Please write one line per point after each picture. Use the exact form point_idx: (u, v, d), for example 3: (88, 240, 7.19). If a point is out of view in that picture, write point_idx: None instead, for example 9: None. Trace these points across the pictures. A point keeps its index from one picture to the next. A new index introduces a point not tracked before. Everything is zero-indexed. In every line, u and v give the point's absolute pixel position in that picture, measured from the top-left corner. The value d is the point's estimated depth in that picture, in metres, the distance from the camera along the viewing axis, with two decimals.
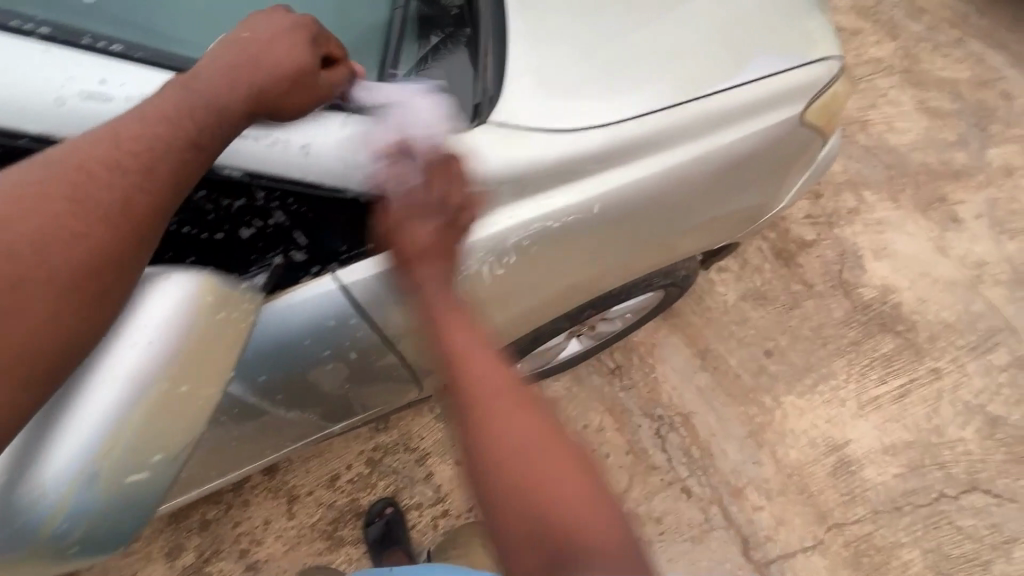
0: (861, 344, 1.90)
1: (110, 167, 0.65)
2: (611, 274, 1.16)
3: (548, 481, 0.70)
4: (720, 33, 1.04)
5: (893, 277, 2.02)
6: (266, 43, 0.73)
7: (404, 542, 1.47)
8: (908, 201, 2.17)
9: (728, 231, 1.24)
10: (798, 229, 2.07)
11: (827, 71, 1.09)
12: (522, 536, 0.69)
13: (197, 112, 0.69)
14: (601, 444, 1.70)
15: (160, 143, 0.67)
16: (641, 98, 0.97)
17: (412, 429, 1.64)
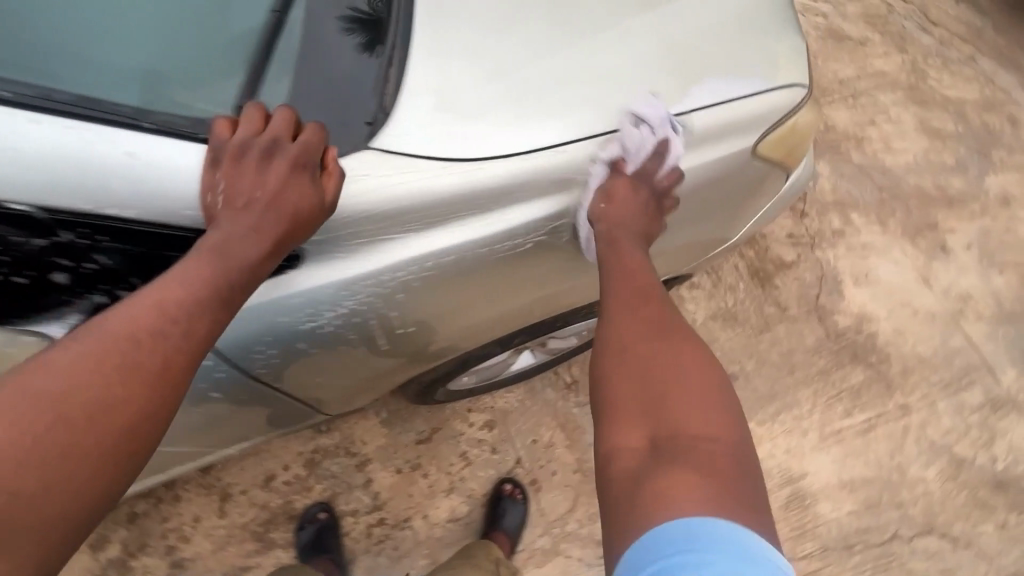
0: (831, 374, 1.83)
1: (151, 336, 0.69)
2: (547, 302, 1.13)
3: (670, 372, 0.81)
4: (667, 55, 0.97)
5: (871, 306, 1.94)
6: (279, 196, 0.78)
7: (334, 550, 1.45)
8: (897, 226, 2.08)
9: (680, 263, 1.20)
10: (778, 249, 1.99)
11: (786, 97, 1.03)
12: (631, 404, 0.80)
13: (234, 274, 0.75)
14: (548, 462, 1.63)
15: (195, 310, 0.73)
16: (574, 125, 0.91)
17: (354, 433, 1.59)
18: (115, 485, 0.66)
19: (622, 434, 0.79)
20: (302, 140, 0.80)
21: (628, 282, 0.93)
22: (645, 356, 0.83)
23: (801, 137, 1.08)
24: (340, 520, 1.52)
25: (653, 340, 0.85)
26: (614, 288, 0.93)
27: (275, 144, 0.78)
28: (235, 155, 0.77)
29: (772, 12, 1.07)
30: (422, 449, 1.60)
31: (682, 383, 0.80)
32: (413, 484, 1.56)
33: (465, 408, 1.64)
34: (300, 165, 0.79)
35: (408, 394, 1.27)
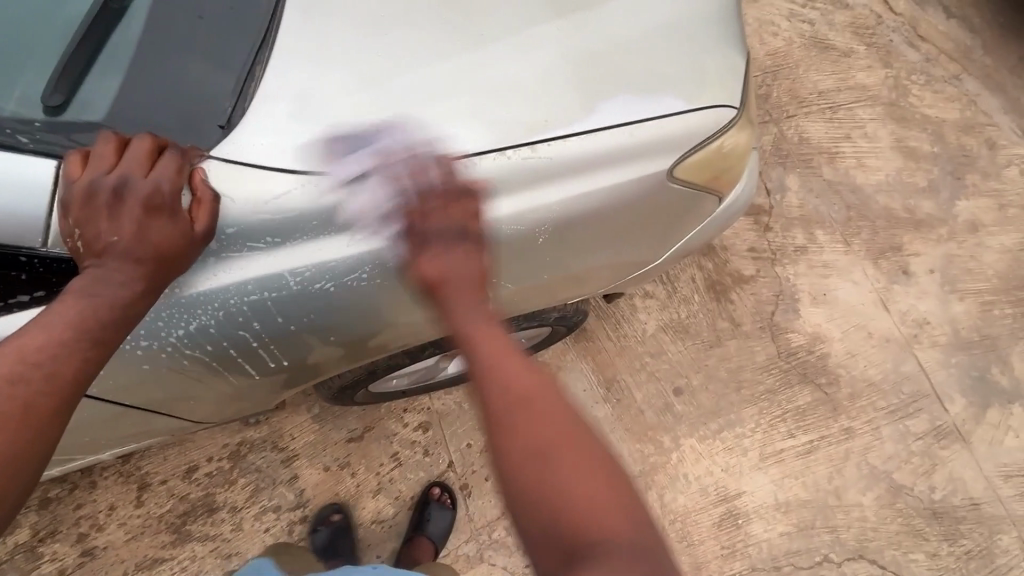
0: (778, 394, 1.81)
1: (8, 381, 0.71)
2: (467, 317, 1.10)
3: (562, 476, 0.70)
4: (559, 71, 0.95)
5: (826, 326, 1.92)
6: (138, 236, 0.77)
7: (346, 556, 1.46)
8: (861, 246, 2.04)
9: (606, 282, 1.18)
10: (738, 263, 1.95)
11: (695, 116, 1.00)
12: (543, 538, 0.69)
13: (102, 313, 0.77)
14: (481, 467, 1.60)
15: (64, 349, 0.74)
16: (451, 140, 0.90)
17: (283, 427, 1.55)
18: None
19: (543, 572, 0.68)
20: (156, 175, 0.78)
21: (505, 382, 0.76)
22: (533, 462, 0.71)
23: (724, 161, 1.05)
24: (261, 516, 1.48)
25: (540, 442, 0.72)
26: (492, 382, 0.77)
27: (122, 179, 0.76)
28: (85, 199, 0.76)
29: (698, 32, 1.04)
30: (352, 447, 1.56)
31: (580, 492, 0.69)
32: (340, 483, 1.54)
33: (399, 406, 1.61)
34: (152, 203, 0.77)
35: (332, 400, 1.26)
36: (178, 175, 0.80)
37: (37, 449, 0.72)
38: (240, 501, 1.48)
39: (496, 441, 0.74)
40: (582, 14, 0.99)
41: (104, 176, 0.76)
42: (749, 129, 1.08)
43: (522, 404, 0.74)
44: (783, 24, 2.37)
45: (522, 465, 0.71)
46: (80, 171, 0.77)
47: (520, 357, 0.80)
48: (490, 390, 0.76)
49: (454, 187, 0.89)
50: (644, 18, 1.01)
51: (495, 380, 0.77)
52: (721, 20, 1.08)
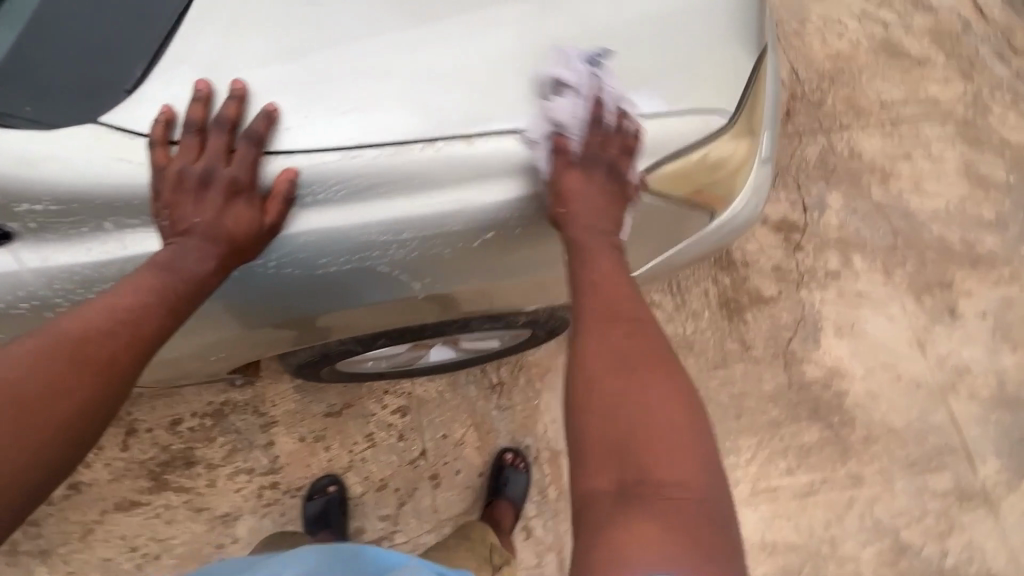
0: (782, 427, 1.68)
1: (104, 332, 0.72)
2: (390, 321, 0.95)
3: (633, 399, 0.71)
4: (513, 56, 0.79)
5: (848, 361, 1.76)
6: (214, 225, 0.76)
7: (336, 527, 1.47)
8: (903, 278, 1.85)
9: (562, 296, 1.01)
10: (759, 282, 1.81)
11: (672, 123, 0.81)
12: (603, 440, 0.69)
13: (179, 286, 0.77)
14: (453, 459, 1.58)
15: (145, 312, 0.75)
16: (369, 126, 0.76)
17: (266, 393, 1.57)
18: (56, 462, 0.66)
19: (590, 471, 0.68)
20: (234, 167, 0.75)
21: (607, 292, 0.79)
22: (619, 383, 0.72)
23: (709, 174, 0.85)
24: (234, 476, 1.51)
25: (623, 364, 0.74)
26: (592, 294, 0.80)
27: (209, 162, 0.75)
28: (176, 181, 0.75)
29: (713, 24, 0.85)
30: (329, 422, 1.57)
31: (652, 417, 0.69)
32: (313, 456, 1.55)
33: (379, 387, 1.60)
34: (236, 190, 0.75)
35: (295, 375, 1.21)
36: (253, 165, 0.76)
37: (113, 399, 0.72)
38: (217, 459, 1.52)
39: (584, 345, 0.76)
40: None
41: (189, 164, 0.75)
42: (749, 141, 0.87)
43: (618, 328, 0.77)
44: (852, 24, 2.13)
45: (611, 381, 0.72)
46: (165, 155, 0.75)
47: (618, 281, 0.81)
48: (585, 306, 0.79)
49: (374, 175, 0.76)
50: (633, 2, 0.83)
51: (594, 293, 0.80)
52: (735, 13, 0.88)
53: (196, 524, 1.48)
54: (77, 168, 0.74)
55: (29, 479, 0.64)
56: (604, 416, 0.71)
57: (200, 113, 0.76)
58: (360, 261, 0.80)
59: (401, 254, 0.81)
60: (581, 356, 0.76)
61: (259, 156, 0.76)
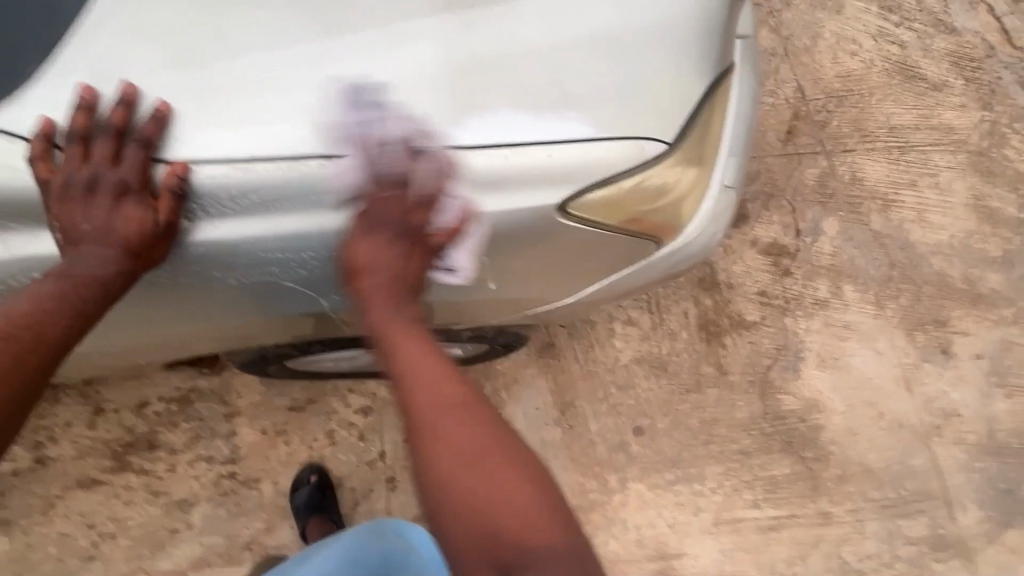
0: (752, 458, 1.63)
1: (5, 340, 0.75)
2: (322, 328, 0.94)
3: (475, 473, 0.71)
4: (429, 73, 0.75)
5: (828, 395, 1.69)
6: (108, 230, 0.75)
7: (330, 513, 1.50)
8: (896, 312, 1.77)
9: (500, 314, 0.99)
10: (741, 306, 1.75)
11: (600, 148, 0.77)
12: (464, 534, 0.70)
13: (80, 293, 0.76)
14: (412, 464, 1.57)
15: (46, 317, 0.76)
16: (269, 136, 0.73)
17: (232, 383, 1.58)
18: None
19: (466, 568, 0.70)
20: (122, 170, 0.73)
21: (426, 391, 0.76)
22: (458, 478, 0.71)
23: (648, 202, 0.82)
24: (194, 463, 1.53)
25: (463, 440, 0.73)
26: (416, 396, 0.76)
27: (95, 168, 0.73)
28: (63, 192, 0.73)
29: (658, 47, 0.80)
30: (292, 416, 1.57)
31: (505, 494, 0.71)
32: (273, 449, 1.56)
33: (344, 386, 1.59)
34: (127, 192, 0.73)
35: (243, 367, 1.19)
36: (143, 168, 0.73)
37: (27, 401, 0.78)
38: (180, 444, 1.54)
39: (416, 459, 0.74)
40: (485, 7, 0.78)
41: (77, 173, 0.73)
42: (696, 169, 0.84)
43: (448, 413, 0.75)
44: (867, 42, 2.03)
45: (448, 482, 0.72)
46: (48, 168, 0.72)
47: (435, 366, 0.79)
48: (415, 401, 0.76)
49: (269, 191, 0.73)
50: (565, 20, 0.78)
51: (418, 392, 0.76)
52: (685, 34, 0.82)
53: (153, 507, 1.50)
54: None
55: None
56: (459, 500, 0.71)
57: (78, 120, 0.72)
58: (265, 275, 0.79)
59: (303, 270, 0.79)
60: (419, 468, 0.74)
61: (148, 156, 0.73)
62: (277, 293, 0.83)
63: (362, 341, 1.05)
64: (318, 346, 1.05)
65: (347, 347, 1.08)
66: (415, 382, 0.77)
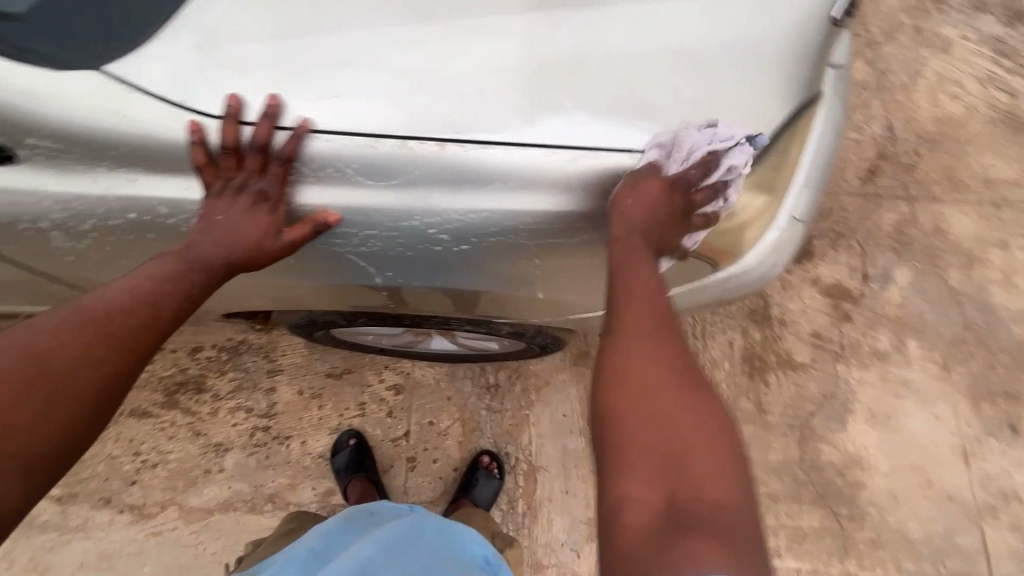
0: (779, 503, 1.56)
1: (127, 312, 0.73)
2: (367, 303, 0.98)
3: (678, 416, 0.66)
4: (509, 67, 0.76)
5: (873, 452, 1.60)
6: (232, 228, 0.79)
7: (368, 471, 1.53)
8: (962, 377, 1.65)
9: (540, 314, 0.99)
10: (792, 345, 1.67)
11: (668, 163, 0.76)
12: (641, 452, 0.64)
13: (200, 274, 0.80)
14: (433, 448, 1.61)
15: (163, 296, 0.77)
16: (350, 112, 0.75)
17: (279, 342, 1.66)
18: (77, 430, 0.67)
19: (629, 485, 0.63)
20: (264, 183, 0.77)
21: (652, 310, 0.72)
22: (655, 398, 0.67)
23: (709, 224, 0.80)
24: (234, 411, 1.62)
25: (671, 380, 0.69)
26: (634, 315, 0.72)
27: (239, 175, 0.77)
28: (214, 192, 0.78)
29: (745, 68, 0.78)
30: (328, 382, 1.64)
31: (694, 438, 0.65)
32: (307, 410, 1.63)
33: (381, 362, 1.65)
34: (264, 202, 0.78)
35: (292, 329, 1.25)
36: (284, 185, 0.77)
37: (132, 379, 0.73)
38: (224, 391, 1.63)
39: (622, 361, 0.70)
40: (574, 9, 0.78)
41: (230, 180, 0.77)
42: (766, 197, 0.82)
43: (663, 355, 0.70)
44: (972, 86, 1.90)
45: (641, 396, 0.67)
46: (212, 174, 0.77)
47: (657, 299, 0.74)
48: (626, 316, 0.72)
49: (345, 165, 0.76)
50: (652, 31, 0.78)
51: (641, 309, 0.72)
52: (775, 58, 0.80)
53: (192, 446, 1.60)
54: (75, 109, 0.74)
55: (50, 442, 0.65)
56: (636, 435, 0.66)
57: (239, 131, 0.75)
58: (325, 242, 0.82)
59: (363, 247, 0.82)
60: (618, 371, 0.69)
61: (289, 174, 0.77)
62: (333, 264, 0.86)
63: (403, 320, 1.08)
64: (362, 318, 1.09)
65: (389, 325, 1.12)
66: (636, 297, 0.73)
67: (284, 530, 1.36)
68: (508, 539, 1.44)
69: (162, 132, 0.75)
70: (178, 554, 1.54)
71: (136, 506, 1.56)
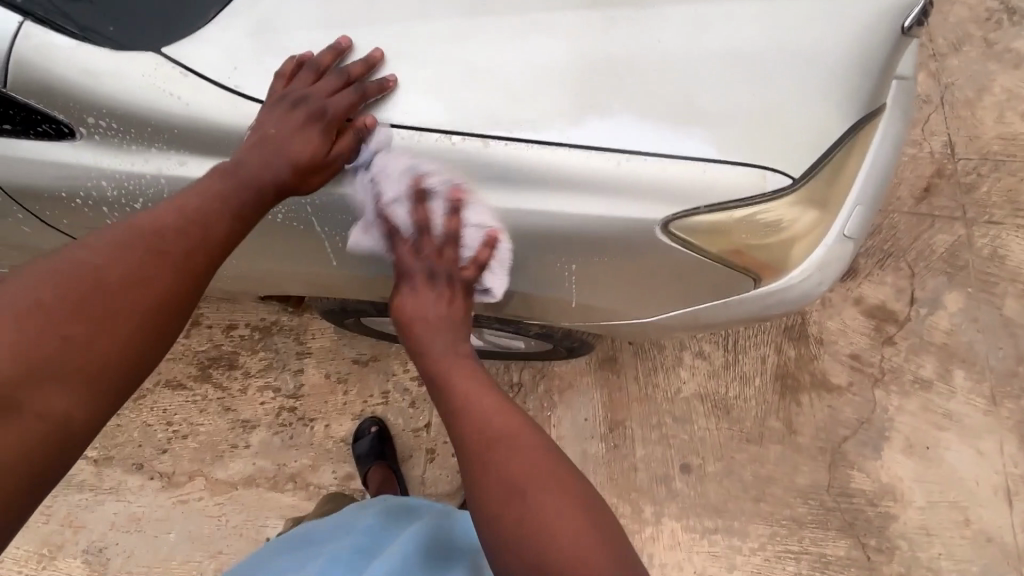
0: (804, 528, 1.51)
1: (175, 229, 0.70)
2: (398, 296, 0.98)
3: (533, 506, 0.64)
4: (559, 65, 0.75)
5: (908, 484, 1.53)
6: (281, 140, 0.74)
7: (388, 459, 1.56)
8: (1011, 413, 1.56)
9: (571, 320, 0.98)
10: (828, 366, 1.61)
11: (717, 171, 0.73)
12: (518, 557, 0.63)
13: (246, 194, 0.75)
14: (453, 442, 1.61)
15: (213, 216, 0.73)
16: (397, 104, 0.76)
17: (309, 326, 1.70)
18: (123, 352, 0.64)
19: None
20: (331, 101, 0.75)
21: (475, 417, 0.73)
22: (511, 491, 0.66)
23: (756, 238, 0.77)
24: (262, 390, 1.66)
25: (518, 468, 0.68)
26: (469, 423, 0.73)
27: (309, 90, 0.75)
28: (277, 102, 0.75)
29: (805, 76, 0.75)
30: (355, 368, 1.66)
31: (559, 520, 0.63)
32: (332, 394, 1.66)
33: (407, 352, 1.66)
34: (322, 119, 0.75)
35: (324, 315, 1.27)
36: (348, 110, 0.75)
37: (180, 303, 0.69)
38: (254, 369, 1.67)
39: (473, 478, 0.70)
40: (628, 8, 0.76)
41: (297, 90, 0.75)
42: (819, 213, 0.78)
43: (497, 442, 0.70)
44: None
45: (499, 498, 0.66)
46: (283, 84, 0.76)
47: (487, 397, 0.75)
48: (464, 430, 0.73)
49: (388, 159, 0.76)
50: (709, 34, 0.75)
51: (470, 418, 0.73)
52: (838, 67, 0.76)
53: (221, 421, 1.65)
54: (133, 90, 0.76)
55: (92, 369, 0.62)
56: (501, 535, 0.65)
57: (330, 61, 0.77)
58: (362, 235, 0.82)
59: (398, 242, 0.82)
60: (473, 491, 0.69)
61: (360, 100, 0.75)
62: (368, 257, 0.86)
63: None
64: (392, 310, 1.10)
65: None
66: (468, 406, 0.74)
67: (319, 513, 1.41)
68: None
69: (216, 111, 0.77)
70: (203, 524, 1.59)
71: (166, 474, 1.62)
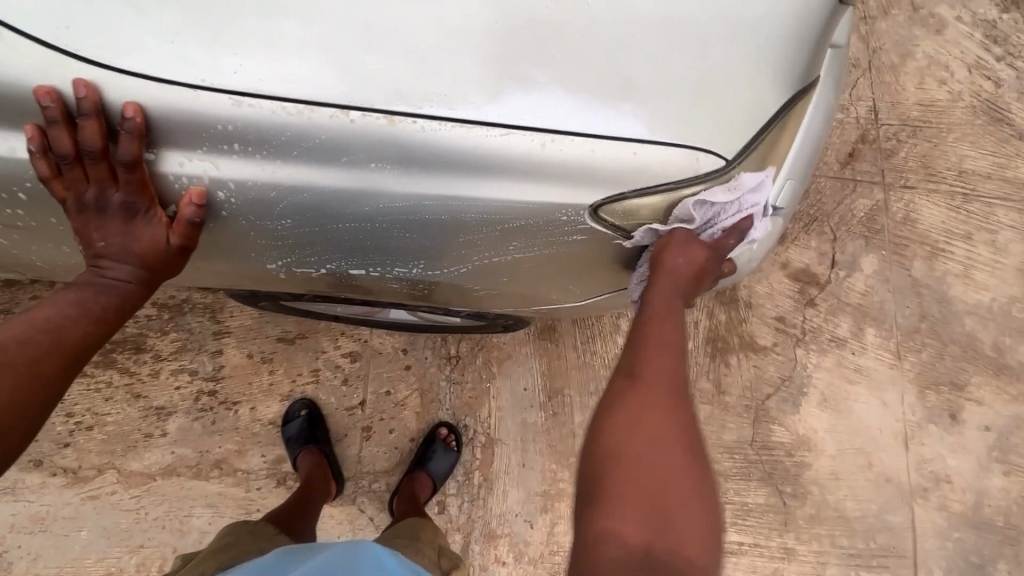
0: (729, 480, 1.61)
1: (20, 342, 0.72)
2: (309, 285, 0.88)
3: (660, 478, 0.68)
4: (475, 31, 0.66)
5: (821, 435, 1.65)
6: (122, 244, 0.74)
7: (319, 443, 1.48)
8: (912, 366, 1.70)
9: (504, 304, 0.93)
10: (755, 328, 1.67)
11: (646, 152, 0.69)
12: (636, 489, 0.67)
13: (105, 296, 0.77)
14: (390, 418, 1.57)
15: (68, 321, 0.76)
16: (283, 71, 0.64)
17: (226, 302, 1.56)
18: None
19: (623, 489, 0.67)
20: (123, 193, 0.69)
21: (669, 376, 0.75)
22: (654, 444, 0.69)
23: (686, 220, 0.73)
24: (176, 373, 1.53)
25: (669, 429, 0.71)
26: (649, 376, 0.74)
27: (97, 187, 0.69)
28: (85, 211, 0.71)
29: (735, 49, 0.70)
30: (280, 347, 1.56)
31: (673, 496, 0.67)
32: (255, 375, 1.55)
33: (336, 328, 1.57)
34: (132, 212, 0.71)
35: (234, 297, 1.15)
36: (138, 192, 0.68)
37: (26, 405, 0.71)
38: (164, 353, 1.53)
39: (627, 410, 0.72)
40: None
41: (86, 192, 0.70)
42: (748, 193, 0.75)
43: (671, 397, 0.73)
44: (960, 74, 1.85)
45: (661, 418, 0.71)
46: (62, 187, 0.69)
47: (673, 349, 0.77)
48: (651, 373, 0.74)
49: (274, 137, 0.65)
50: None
51: (654, 363, 0.75)
52: (770, 40, 0.72)
53: (131, 409, 1.51)
54: None
55: None
56: (639, 457, 0.69)
57: (67, 139, 0.65)
58: (263, 226, 0.72)
59: (312, 229, 0.72)
60: (615, 422, 0.72)
61: (150, 181, 0.68)
62: (273, 247, 0.76)
63: (355, 300, 1.01)
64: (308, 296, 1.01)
65: (339, 300, 1.04)
66: (651, 362, 0.75)
67: (215, 546, 1.21)
68: (455, 559, 1.29)
69: (45, 85, 0.63)
70: (119, 518, 1.48)
71: (71, 469, 1.48)
